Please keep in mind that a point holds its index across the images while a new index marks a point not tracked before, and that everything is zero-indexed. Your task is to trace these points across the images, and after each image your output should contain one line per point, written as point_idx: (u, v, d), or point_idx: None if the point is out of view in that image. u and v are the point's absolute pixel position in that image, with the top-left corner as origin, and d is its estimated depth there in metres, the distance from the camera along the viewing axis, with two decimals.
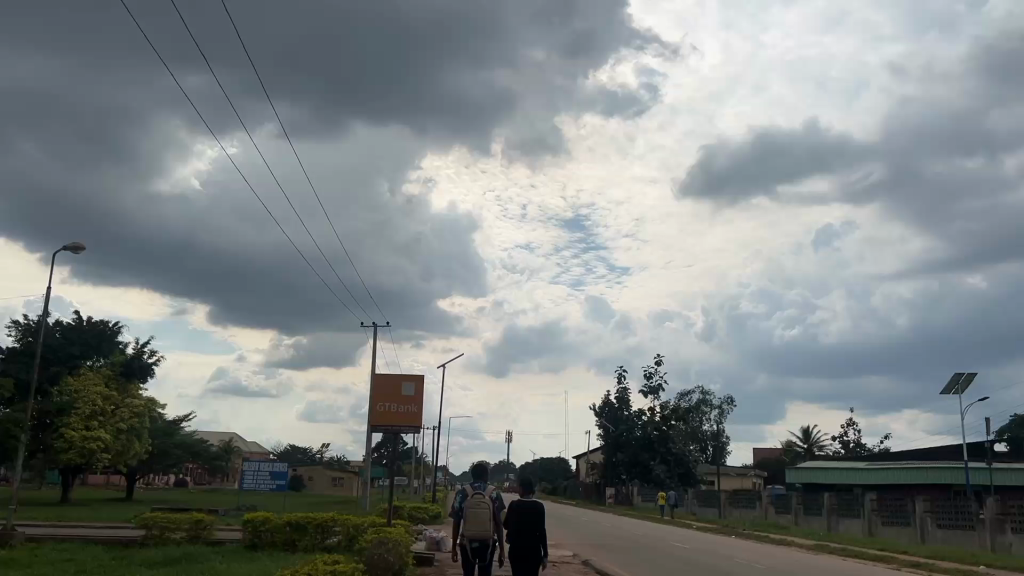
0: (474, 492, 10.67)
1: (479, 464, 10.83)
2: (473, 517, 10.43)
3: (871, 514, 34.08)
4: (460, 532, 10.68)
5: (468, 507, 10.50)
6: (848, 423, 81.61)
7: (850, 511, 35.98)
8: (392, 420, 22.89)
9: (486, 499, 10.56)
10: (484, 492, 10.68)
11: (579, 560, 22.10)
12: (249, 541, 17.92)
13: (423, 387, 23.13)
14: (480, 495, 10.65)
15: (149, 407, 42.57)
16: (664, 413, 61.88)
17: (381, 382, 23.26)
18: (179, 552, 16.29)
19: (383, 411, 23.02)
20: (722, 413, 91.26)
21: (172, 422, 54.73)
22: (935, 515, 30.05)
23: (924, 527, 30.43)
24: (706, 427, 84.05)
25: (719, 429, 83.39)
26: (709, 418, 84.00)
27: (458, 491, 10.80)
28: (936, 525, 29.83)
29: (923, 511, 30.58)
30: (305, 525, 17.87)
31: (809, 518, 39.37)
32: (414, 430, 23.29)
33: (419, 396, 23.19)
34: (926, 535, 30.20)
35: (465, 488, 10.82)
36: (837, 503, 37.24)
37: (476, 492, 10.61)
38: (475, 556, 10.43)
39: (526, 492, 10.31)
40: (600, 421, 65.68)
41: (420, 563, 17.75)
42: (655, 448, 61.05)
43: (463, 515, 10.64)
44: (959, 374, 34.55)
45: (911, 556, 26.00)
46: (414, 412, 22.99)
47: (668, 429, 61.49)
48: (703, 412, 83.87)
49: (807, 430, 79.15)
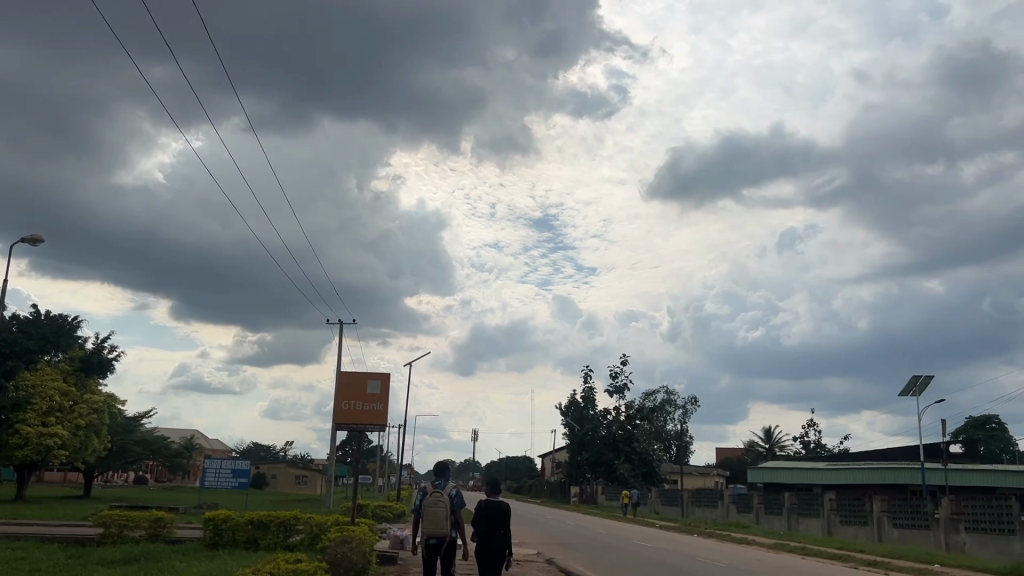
0: (433, 491, 10.71)
1: (440, 463, 10.86)
2: (431, 515, 10.46)
3: (829, 513, 34.66)
4: (419, 531, 10.70)
5: (427, 505, 10.54)
6: (809, 424, 83.13)
7: (809, 511, 36.57)
8: (357, 418, 22.80)
9: (445, 497, 10.61)
10: (444, 491, 10.72)
11: (543, 559, 22.25)
12: (209, 540, 17.72)
13: (388, 385, 23.10)
14: (439, 494, 10.69)
15: (109, 403, 41.89)
16: (628, 412, 62.37)
17: (344, 380, 23.18)
18: (138, 550, 16.06)
19: (347, 409, 22.94)
20: (686, 413, 92.32)
21: (133, 418, 53.86)
22: (892, 514, 30.65)
23: (881, 526, 31.02)
24: (670, 427, 84.78)
25: (683, 429, 84.18)
26: (673, 418, 84.91)
27: (418, 490, 10.83)
28: (893, 524, 30.44)
29: (881, 511, 31.18)
30: (268, 523, 17.74)
31: (770, 517, 39.93)
32: (379, 429, 23.18)
33: (384, 394, 23.13)
34: (883, 535, 30.78)
35: (426, 487, 10.86)
36: (797, 503, 37.80)
37: (435, 490, 10.65)
38: (434, 555, 10.44)
39: (488, 491, 10.34)
40: (565, 421, 65.97)
41: (384, 562, 17.70)
42: (620, 447, 61.46)
43: (423, 514, 10.67)
44: (917, 376, 35.34)
45: (868, 555, 26.52)
46: (378, 410, 22.89)
47: (633, 429, 61.97)
48: (667, 411, 84.74)
49: (769, 430, 80.42)
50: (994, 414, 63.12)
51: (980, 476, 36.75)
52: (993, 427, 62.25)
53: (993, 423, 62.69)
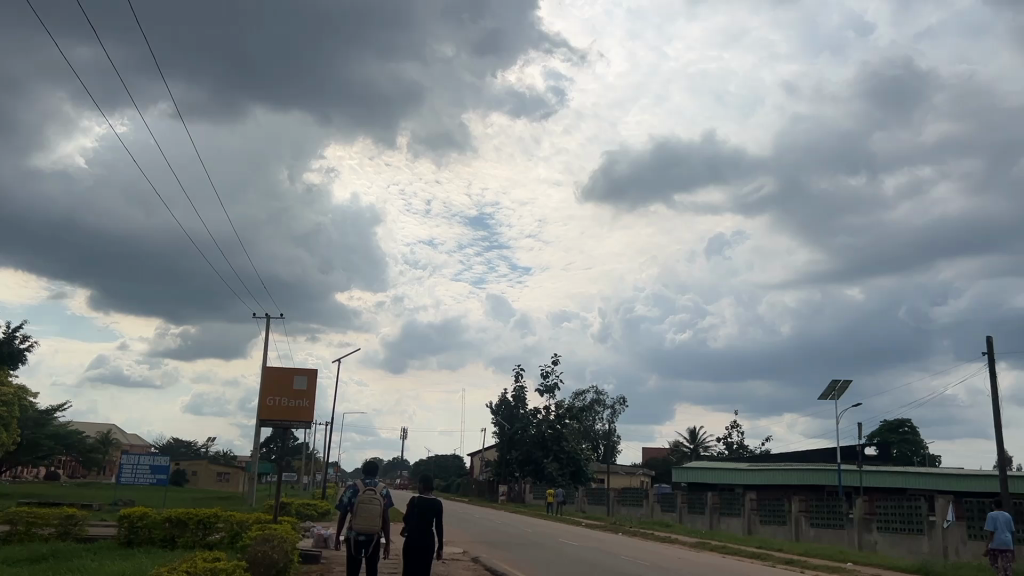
0: (365, 488, 10.53)
1: (371, 460, 10.69)
2: (363, 511, 10.29)
3: (749, 512, 35.53)
4: (347, 528, 10.50)
5: (359, 502, 10.36)
6: (732, 425, 85.16)
7: (730, 510, 37.43)
8: (282, 414, 22.40)
9: (378, 495, 10.46)
10: (377, 489, 10.57)
11: (468, 557, 22.21)
12: (123, 538, 17.11)
13: (315, 381, 22.64)
14: (372, 491, 10.52)
15: (18, 395, 40.16)
16: (558, 412, 62.82)
17: (269, 375, 22.71)
18: (47, 549, 15.42)
19: (271, 406, 22.50)
20: (614, 413, 93.58)
21: (45, 412, 51.71)
22: (809, 514, 31.59)
23: (799, 526, 31.94)
24: (598, 426, 85.75)
25: (611, 429, 85.26)
26: (602, 418, 85.91)
27: (349, 486, 10.64)
28: (809, 523, 31.38)
29: (799, 511, 32.10)
30: (186, 521, 17.26)
31: (692, 516, 40.74)
32: (305, 426, 22.80)
33: (310, 390, 22.69)
34: (800, 534, 31.69)
35: (356, 484, 10.67)
36: (719, 502, 38.64)
37: (368, 488, 10.48)
38: (361, 551, 10.25)
39: (419, 489, 10.23)
40: (495, 419, 66.09)
41: (305, 561, 17.39)
42: (549, 447, 61.84)
43: (352, 511, 10.48)
44: (835, 381, 36.55)
45: (785, 553, 27.31)
46: (304, 407, 22.51)
47: (562, 428, 62.41)
48: (596, 411, 85.69)
49: (694, 431, 82.10)
50: (907, 418, 65.42)
51: (893, 477, 38.14)
52: (905, 430, 64.53)
53: (906, 426, 64.98)
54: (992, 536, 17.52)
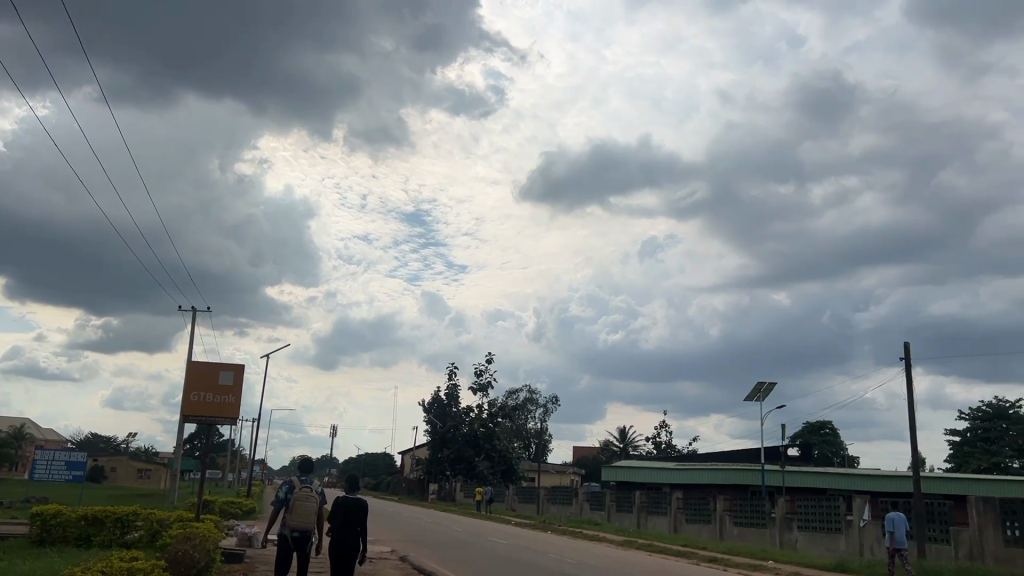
0: (301, 485, 10.33)
1: (306, 457, 10.49)
2: (297, 508, 10.10)
3: (676, 511, 36.18)
4: (280, 526, 10.28)
5: (293, 499, 10.15)
6: (661, 425, 86.67)
7: (657, 509, 38.04)
8: (206, 410, 21.83)
9: (314, 493, 10.26)
10: (312, 486, 10.37)
11: (396, 556, 22.02)
12: (34, 536, 16.45)
13: (242, 377, 22.20)
14: (308, 488, 10.32)
15: None
16: (491, 410, 62.87)
17: (193, 370, 22.13)
18: None
19: (195, 401, 21.91)
20: (546, 412, 94.20)
21: None
22: (733, 513, 32.31)
23: (723, 524, 32.64)
24: (530, 425, 86.21)
25: (543, 428, 85.82)
26: (534, 417, 86.31)
27: (283, 483, 10.42)
28: (733, 522, 32.12)
29: (723, 509, 32.82)
30: (103, 519, 16.70)
31: (621, 514, 41.26)
32: (230, 423, 22.24)
33: (237, 386, 22.22)
34: (724, 532, 32.39)
35: (291, 481, 10.46)
36: (646, 501, 39.23)
37: (304, 485, 10.28)
38: (296, 547, 10.07)
39: (352, 486, 10.09)
40: (427, 417, 65.78)
41: (228, 560, 17.00)
42: (480, 445, 61.86)
43: (286, 508, 10.28)
44: (762, 382, 37.44)
45: (708, 551, 27.86)
46: (230, 403, 22.00)
47: (494, 427, 62.50)
48: (528, 410, 86.03)
49: (624, 430, 83.13)
50: (828, 420, 67.52)
51: (813, 477, 39.34)
52: (826, 432, 66.61)
53: (827, 428, 67.06)
54: (891, 535, 18.30)
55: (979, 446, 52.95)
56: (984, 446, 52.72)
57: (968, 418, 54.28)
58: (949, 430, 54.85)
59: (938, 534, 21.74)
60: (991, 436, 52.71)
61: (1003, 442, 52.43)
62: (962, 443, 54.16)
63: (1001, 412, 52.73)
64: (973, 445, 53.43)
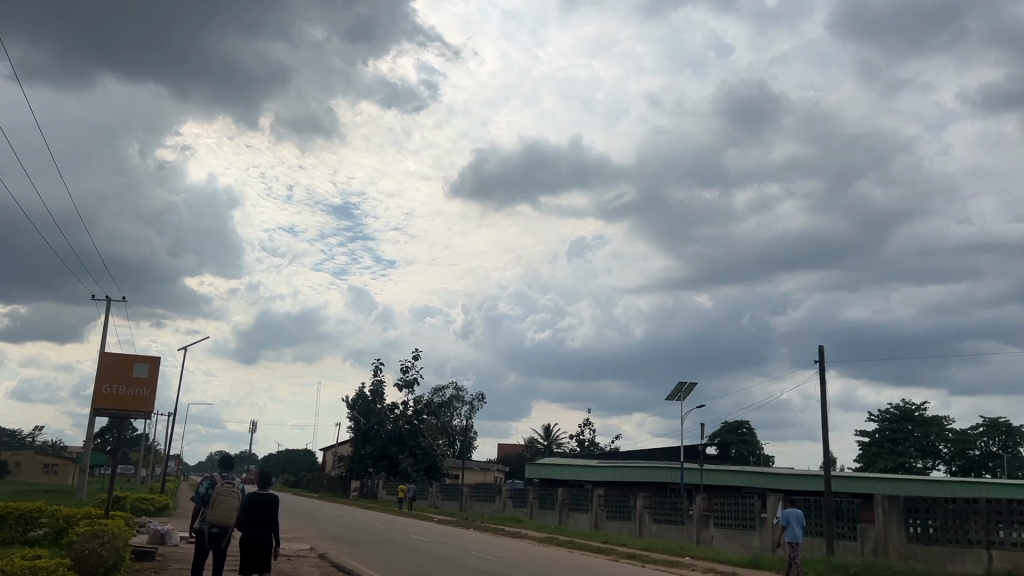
0: (222, 481, 10.08)
1: (228, 453, 10.24)
2: (217, 504, 9.83)
3: (597, 508, 36.64)
4: (198, 522, 10.02)
5: (214, 495, 9.89)
6: (585, 423, 87.76)
7: (579, 506, 38.44)
8: (119, 403, 21.09)
9: (236, 489, 10.02)
10: (234, 482, 10.12)
11: (315, 554, 21.69)
12: None
13: (158, 369, 21.53)
14: (229, 484, 10.07)
15: None
16: (416, 407, 62.53)
17: (106, 362, 21.36)
18: None
19: (107, 393, 21.15)
20: (472, 409, 94.26)
21: None
22: (652, 510, 32.89)
23: (642, 521, 33.21)
24: (455, 422, 86.09)
25: (468, 425, 85.82)
26: (459, 414, 86.20)
27: (204, 479, 10.15)
28: (652, 519, 32.71)
29: (643, 507, 33.40)
30: (5, 516, 15.95)
31: (543, 511, 41.56)
32: (144, 417, 21.55)
33: (152, 379, 21.54)
34: (643, 529, 32.98)
35: (213, 477, 10.19)
36: (568, 498, 39.61)
37: (225, 481, 10.03)
38: (216, 544, 9.83)
39: (271, 482, 9.90)
40: (351, 413, 65.02)
41: (139, 558, 16.47)
42: (405, 442, 61.45)
43: (206, 504, 10.02)
44: (684, 382, 38.21)
45: (628, 548, 28.30)
46: (145, 396, 21.31)
47: (419, 424, 62.21)
48: (454, 407, 85.87)
49: (548, 428, 83.74)
50: (745, 420, 69.44)
51: (730, 475, 40.37)
52: (744, 432, 68.50)
53: (744, 428, 68.98)
54: (785, 530, 18.84)
55: (885, 447, 55.14)
56: (891, 447, 54.95)
57: (877, 420, 56.60)
58: (859, 431, 57.07)
59: (846, 531, 22.57)
60: (898, 438, 55.00)
61: (908, 443, 54.78)
62: (870, 443, 56.36)
63: (908, 414, 55.24)
64: (881, 446, 55.64)
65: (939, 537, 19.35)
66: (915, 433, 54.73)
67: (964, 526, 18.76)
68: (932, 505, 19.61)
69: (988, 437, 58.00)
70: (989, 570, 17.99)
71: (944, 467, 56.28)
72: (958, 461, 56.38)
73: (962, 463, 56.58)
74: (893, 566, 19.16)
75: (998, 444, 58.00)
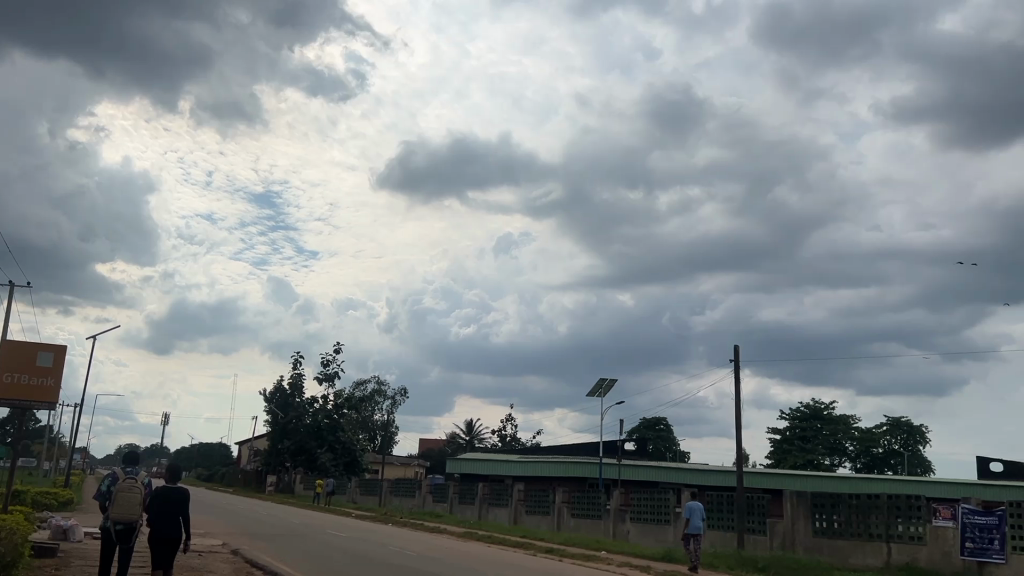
0: (124, 477, 9.74)
1: (133, 446, 9.90)
2: (119, 500, 9.48)
3: (516, 503, 36.86)
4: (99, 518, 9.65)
5: (115, 491, 9.53)
6: (507, 418, 88.24)
7: (498, 501, 38.60)
8: (21, 394, 20.18)
9: (139, 484, 9.70)
10: (137, 477, 9.78)
11: (227, 549, 21.19)
12: None
13: (63, 359, 20.66)
14: (131, 480, 9.75)
15: None
16: (337, 401, 61.69)
17: (8, 351, 20.40)
18: None
19: (8, 383, 20.19)
20: (393, 404, 93.63)
21: None
22: (571, 505, 33.28)
23: (561, 516, 33.55)
24: (376, 417, 85.31)
25: (389, 420, 85.16)
26: (380, 408, 85.47)
27: (105, 475, 9.81)
28: (570, 513, 33.11)
29: (561, 501, 33.76)
30: None
31: (463, 506, 41.59)
32: (47, 408, 20.66)
33: (56, 368, 20.65)
34: (561, 523, 33.37)
35: (114, 472, 9.85)
36: (488, 493, 39.75)
37: (127, 476, 9.69)
38: (119, 542, 9.47)
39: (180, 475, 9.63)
40: (268, 406, 63.72)
41: (38, 555, 15.77)
42: (323, 437, 60.57)
43: (107, 501, 9.66)
44: (605, 378, 38.75)
45: (545, 542, 28.54)
46: (49, 386, 20.42)
47: (339, 418, 61.42)
48: (375, 401, 85.08)
49: (470, 423, 83.71)
50: (663, 416, 70.92)
51: (647, 471, 41.15)
52: (661, 428, 69.96)
53: (661, 425, 70.46)
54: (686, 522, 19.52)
55: (795, 444, 57.04)
56: (800, 444, 56.89)
57: (788, 418, 58.59)
58: (771, 428, 58.93)
59: (756, 525, 23.29)
60: (807, 435, 56.98)
61: (816, 441, 56.83)
62: (781, 440, 58.23)
63: (817, 413, 57.38)
64: (791, 443, 57.53)
65: (842, 532, 20.12)
66: (823, 431, 56.84)
67: (866, 521, 19.56)
68: (837, 500, 20.38)
69: (891, 435, 60.68)
70: (888, 563, 18.83)
71: (849, 464, 58.62)
72: (863, 458, 58.81)
73: (866, 460, 59.04)
74: (799, 559, 19.85)
75: (900, 442, 60.71)
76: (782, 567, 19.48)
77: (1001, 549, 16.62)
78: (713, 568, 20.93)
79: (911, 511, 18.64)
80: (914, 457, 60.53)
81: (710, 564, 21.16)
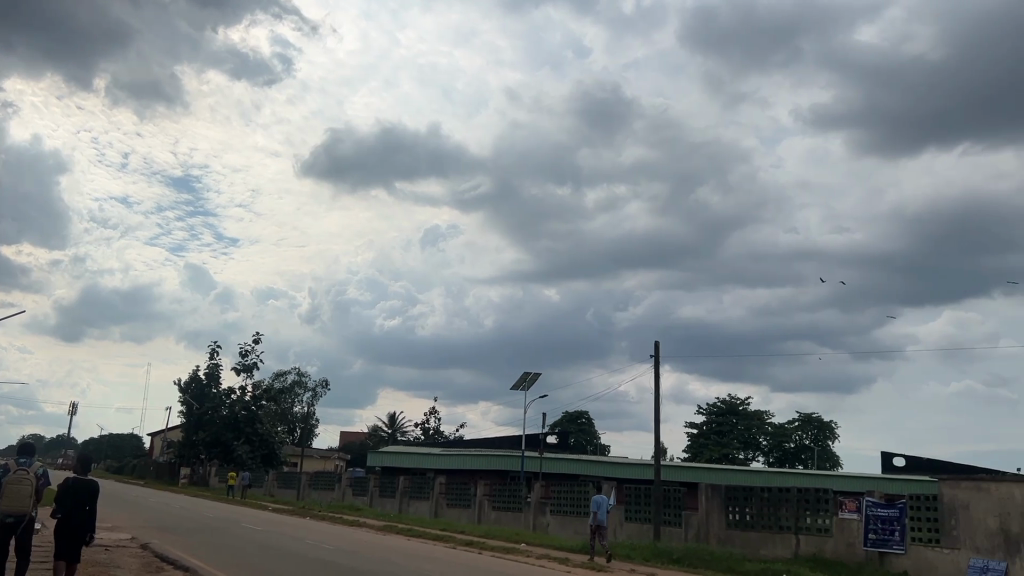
0: (18, 469, 9.27)
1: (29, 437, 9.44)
2: (12, 494, 9.03)
3: (437, 496, 36.75)
4: None
5: (7, 484, 9.07)
6: (430, 411, 87.90)
7: (419, 494, 38.42)
8: None
9: (33, 475, 9.24)
10: (32, 469, 9.33)
11: (135, 543, 20.45)
12: None
13: None
14: (25, 471, 9.29)
15: None
16: (255, 392, 60.37)
17: None
18: None
19: None
20: (314, 395, 92.14)
21: None
22: (492, 498, 33.36)
23: (482, 508, 33.60)
24: (295, 408, 83.79)
25: (309, 412, 83.75)
26: (301, 400, 83.99)
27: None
28: (491, 506, 33.20)
29: (482, 494, 33.81)
30: None
31: (383, 499, 41.27)
32: None
33: None
34: (482, 516, 33.42)
35: (6, 464, 9.36)
36: (409, 486, 39.53)
37: (21, 468, 9.23)
38: (9, 535, 9.00)
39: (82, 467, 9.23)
40: (183, 397, 61.88)
41: None
42: (241, 428, 59.18)
43: None
44: (529, 372, 38.95)
45: (465, 535, 28.54)
46: None
47: (257, 410, 60.12)
48: (295, 393, 83.58)
49: (393, 416, 83.00)
50: (585, 410, 71.71)
51: (567, 464, 41.55)
52: (583, 421, 70.77)
53: (583, 418, 71.26)
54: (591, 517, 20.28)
55: (712, 438, 58.44)
56: (717, 438, 58.31)
57: (705, 413, 60.00)
58: (689, 423, 60.22)
59: (672, 517, 23.77)
60: (723, 430, 58.45)
61: (732, 435, 58.35)
62: (698, 435, 59.59)
63: (733, 408, 58.94)
64: (707, 438, 58.93)
65: (754, 524, 20.69)
66: (739, 426, 58.41)
67: (777, 513, 20.17)
68: (750, 493, 20.96)
69: (802, 430, 62.79)
70: (796, 553, 19.46)
71: (763, 458, 60.41)
72: (775, 453, 60.69)
73: (778, 455, 60.95)
74: (712, 550, 20.34)
75: (811, 437, 62.86)
76: (697, 558, 19.92)
77: (902, 540, 17.34)
78: (629, 559, 21.28)
79: (818, 504, 19.30)
80: (824, 451, 62.78)
81: (627, 556, 21.51)
